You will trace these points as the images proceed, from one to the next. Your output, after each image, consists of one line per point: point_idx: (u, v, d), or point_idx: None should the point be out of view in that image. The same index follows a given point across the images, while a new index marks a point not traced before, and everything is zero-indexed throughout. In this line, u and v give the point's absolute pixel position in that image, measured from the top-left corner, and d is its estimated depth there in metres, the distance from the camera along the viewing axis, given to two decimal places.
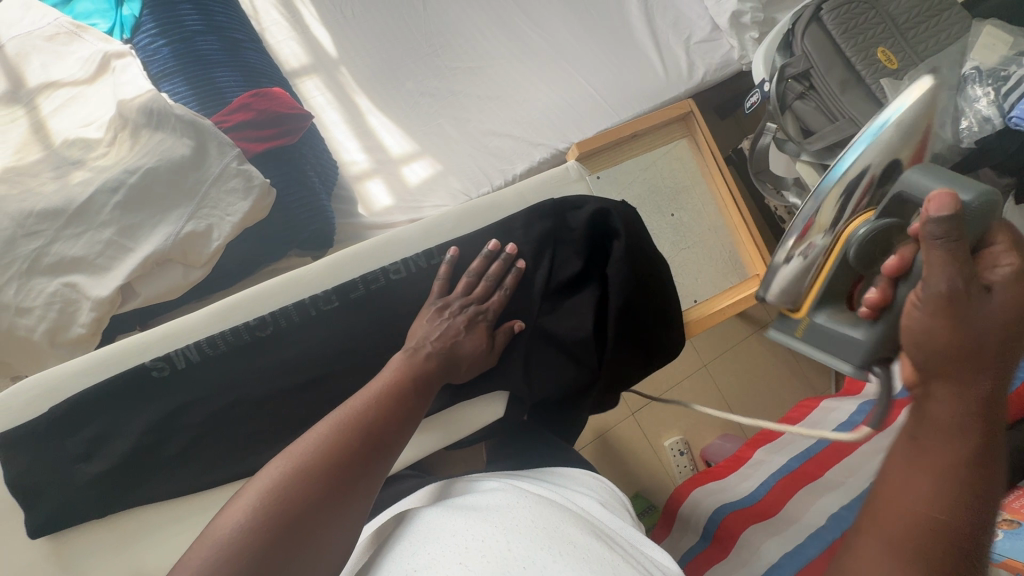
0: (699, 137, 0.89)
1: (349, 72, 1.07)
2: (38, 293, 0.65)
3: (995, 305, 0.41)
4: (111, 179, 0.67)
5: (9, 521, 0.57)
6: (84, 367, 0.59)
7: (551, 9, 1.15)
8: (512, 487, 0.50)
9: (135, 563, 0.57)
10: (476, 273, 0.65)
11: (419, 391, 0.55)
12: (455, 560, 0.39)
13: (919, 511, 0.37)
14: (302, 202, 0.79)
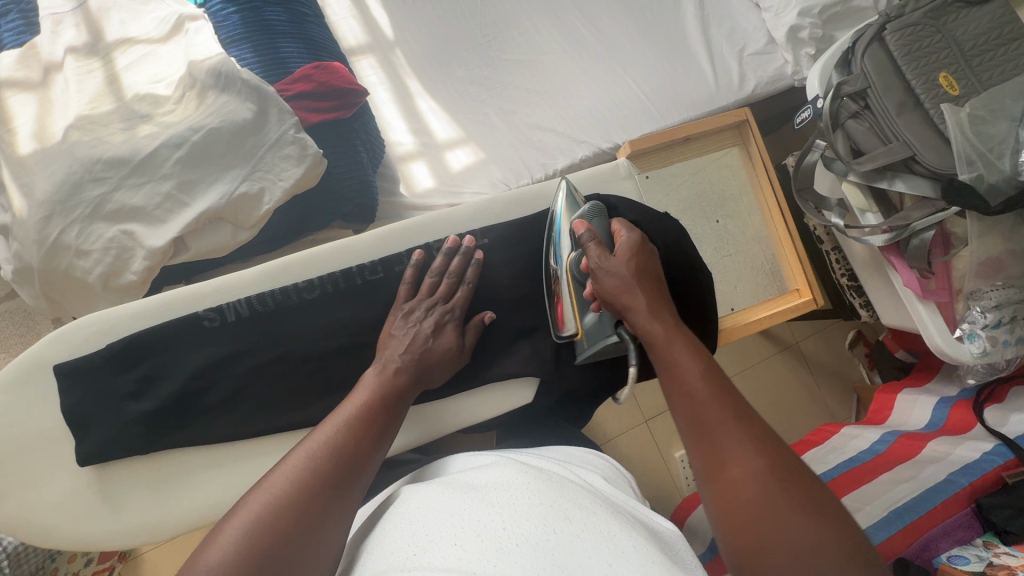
0: (752, 145, 0.89)
1: (403, 54, 1.09)
2: (97, 237, 0.68)
3: (633, 253, 0.56)
4: (175, 135, 0.69)
5: (54, 450, 0.60)
6: (139, 312, 0.61)
7: (607, 8, 1.15)
8: (510, 462, 0.50)
9: (171, 500, 0.60)
10: (438, 272, 0.66)
11: (387, 412, 0.55)
12: (450, 541, 0.38)
13: (726, 454, 0.42)
14: (350, 175, 0.81)
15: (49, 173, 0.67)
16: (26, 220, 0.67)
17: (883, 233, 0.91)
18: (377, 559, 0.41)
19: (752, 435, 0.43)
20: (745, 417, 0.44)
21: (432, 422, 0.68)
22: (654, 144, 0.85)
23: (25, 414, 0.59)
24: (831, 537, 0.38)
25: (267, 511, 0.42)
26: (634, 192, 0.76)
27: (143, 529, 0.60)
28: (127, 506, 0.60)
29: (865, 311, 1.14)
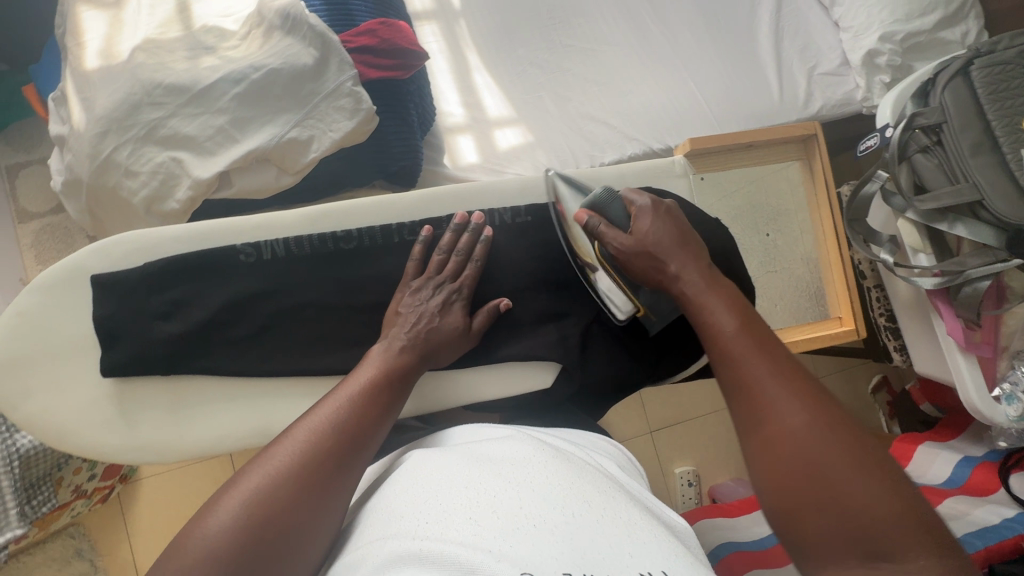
0: (816, 162, 0.95)
1: (466, 25, 1.07)
2: (147, 160, 0.69)
3: (653, 222, 0.57)
4: (236, 71, 0.70)
5: (79, 358, 0.61)
6: (180, 237, 0.62)
7: (680, 7, 1.12)
8: (525, 438, 0.49)
9: (184, 425, 0.61)
10: (445, 249, 0.65)
11: (392, 386, 0.55)
12: (465, 515, 0.38)
13: (771, 411, 0.45)
14: (399, 137, 0.80)
15: (111, 91, 0.68)
16: (83, 134, 0.69)
17: (934, 276, 0.87)
18: (386, 520, 0.41)
19: (800, 392, 0.45)
20: (789, 374, 0.46)
21: (449, 393, 0.68)
22: (718, 146, 0.90)
23: (58, 320, 0.60)
24: (880, 483, 0.40)
25: (265, 498, 0.42)
26: (684, 191, 0.73)
27: (154, 450, 0.61)
28: (142, 424, 0.61)
29: (897, 355, 1.10)
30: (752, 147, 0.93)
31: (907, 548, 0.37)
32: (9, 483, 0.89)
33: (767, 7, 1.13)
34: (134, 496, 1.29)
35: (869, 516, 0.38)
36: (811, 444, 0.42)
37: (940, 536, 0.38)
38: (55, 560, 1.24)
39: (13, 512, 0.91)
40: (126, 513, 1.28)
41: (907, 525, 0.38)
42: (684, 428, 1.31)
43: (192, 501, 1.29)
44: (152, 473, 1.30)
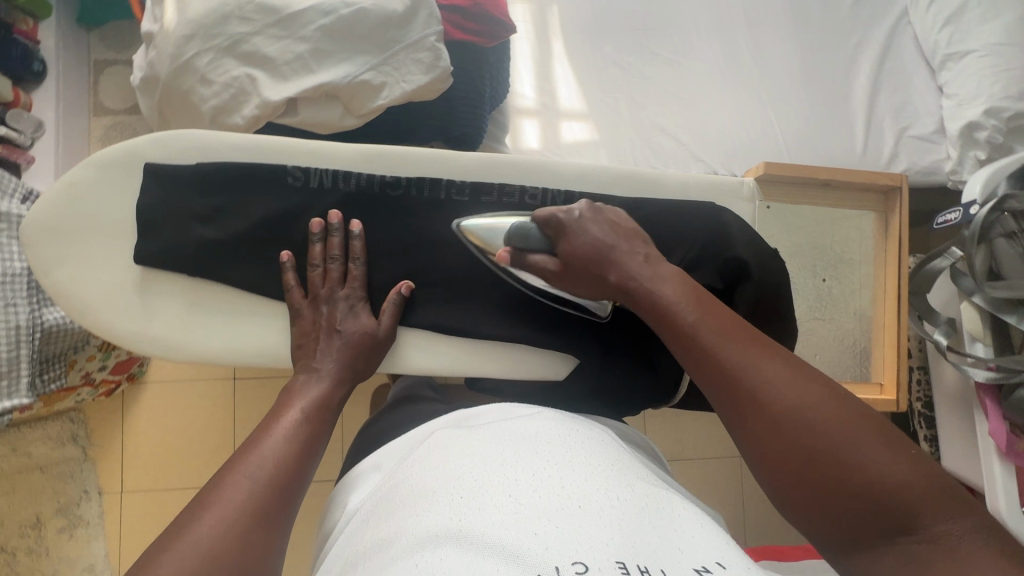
0: (895, 216, 0.90)
1: (559, 12, 1.05)
2: (223, 71, 0.70)
3: (578, 237, 0.58)
4: (326, 3, 0.70)
5: (115, 242, 0.62)
6: (237, 147, 0.63)
7: (779, 39, 1.08)
8: (558, 421, 0.52)
9: (202, 329, 0.63)
10: (320, 261, 0.63)
11: (314, 414, 0.55)
12: (506, 492, 0.40)
13: (763, 396, 0.44)
14: (468, 103, 0.80)
15: None
16: (170, 34, 0.70)
17: (987, 369, 0.82)
18: (417, 496, 0.43)
19: (784, 370, 0.44)
20: (768, 354, 0.46)
21: (463, 361, 0.68)
22: (796, 178, 0.85)
23: (104, 200, 0.62)
24: (888, 449, 0.41)
25: (206, 561, 0.39)
26: (744, 216, 0.70)
27: (167, 344, 0.63)
28: (161, 317, 0.63)
29: (925, 444, 1.04)
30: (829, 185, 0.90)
31: (926, 508, 0.39)
32: (26, 355, 0.90)
33: (870, 57, 1.08)
34: (136, 396, 1.32)
35: (887, 490, 0.39)
36: (813, 419, 0.42)
37: (945, 484, 0.40)
38: (50, 439, 1.28)
39: (24, 381, 0.91)
40: (124, 411, 1.32)
41: (915, 477, 0.40)
42: (681, 464, 1.27)
43: (190, 414, 1.33)
44: (157, 379, 1.33)
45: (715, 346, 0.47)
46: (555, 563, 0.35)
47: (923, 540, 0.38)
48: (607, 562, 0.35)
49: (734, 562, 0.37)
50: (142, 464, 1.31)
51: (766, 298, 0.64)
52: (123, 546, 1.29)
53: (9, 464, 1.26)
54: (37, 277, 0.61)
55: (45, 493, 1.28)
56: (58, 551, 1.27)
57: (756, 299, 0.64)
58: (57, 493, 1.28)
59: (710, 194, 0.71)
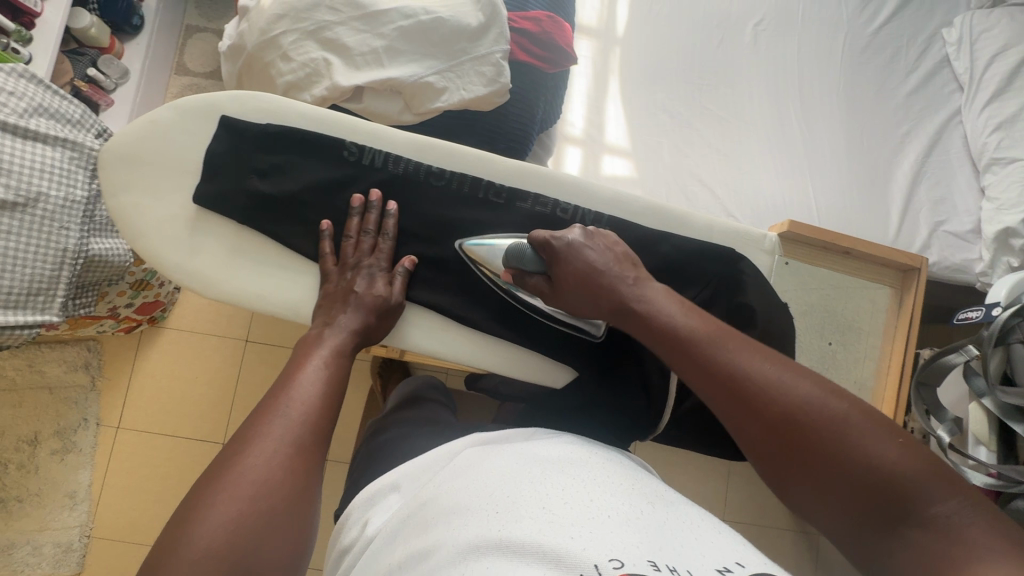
0: (910, 295, 0.90)
1: (621, 54, 1.10)
2: (304, 52, 0.76)
3: (568, 260, 0.62)
4: (409, 8, 0.75)
5: (177, 180, 0.67)
6: (302, 115, 0.69)
7: (829, 115, 1.11)
8: (575, 442, 0.54)
9: (234, 271, 0.67)
10: (354, 233, 0.68)
11: (332, 360, 0.59)
12: (539, 505, 0.42)
13: (758, 399, 0.47)
14: (520, 121, 0.84)
15: None
16: (264, 10, 0.77)
17: (989, 475, 0.82)
18: (444, 512, 0.44)
19: (772, 368, 0.48)
20: (754, 354, 0.49)
21: (466, 349, 0.71)
22: (817, 239, 0.87)
23: (175, 141, 0.67)
24: (885, 436, 0.43)
25: (258, 489, 0.44)
26: (761, 268, 0.72)
27: (200, 279, 0.67)
28: (201, 254, 0.67)
29: None
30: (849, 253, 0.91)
31: (925, 489, 0.40)
32: (66, 276, 0.96)
33: (916, 149, 1.10)
34: (153, 339, 1.38)
35: (882, 472, 0.41)
36: (808, 413, 0.45)
37: (944, 465, 0.42)
38: (66, 362, 1.34)
39: (57, 301, 0.97)
40: (138, 351, 1.37)
41: (911, 457, 0.42)
42: None
43: (199, 367, 1.38)
44: (176, 326, 1.39)
45: (711, 353, 0.51)
46: (594, 561, 0.37)
47: (928, 527, 0.39)
48: (640, 559, 0.38)
49: (753, 558, 0.40)
50: (143, 405, 1.35)
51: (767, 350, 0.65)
52: (107, 480, 1.32)
53: (23, 377, 1.33)
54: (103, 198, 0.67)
55: (47, 414, 1.33)
56: (46, 472, 1.31)
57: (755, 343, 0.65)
58: (58, 416, 1.33)
59: (735, 245, 0.73)
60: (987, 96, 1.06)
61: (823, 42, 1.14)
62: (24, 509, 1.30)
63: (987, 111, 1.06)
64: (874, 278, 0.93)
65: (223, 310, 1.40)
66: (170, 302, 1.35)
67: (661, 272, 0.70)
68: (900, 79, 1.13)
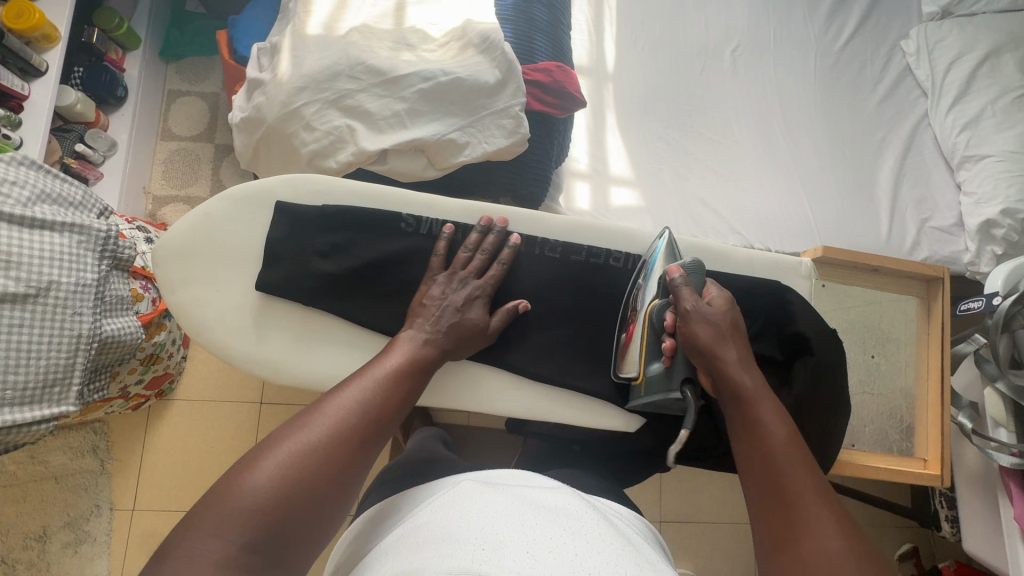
0: (938, 304, 0.91)
1: (614, 89, 1.14)
2: (327, 120, 0.77)
3: (713, 318, 0.64)
4: (427, 70, 0.78)
5: (240, 270, 0.73)
6: (361, 195, 0.75)
7: (812, 129, 1.18)
8: (575, 504, 0.60)
9: (305, 349, 0.72)
10: (473, 247, 0.74)
11: (404, 372, 0.62)
12: (523, 549, 0.50)
13: (808, 519, 0.50)
14: (539, 167, 0.88)
15: (320, 56, 0.77)
16: (283, 83, 0.78)
17: (1011, 455, 0.85)
18: (439, 539, 0.53)
19: (836, 516, 0.50)
20: (826, 499, 0.52)
21: (537, 406, 0.76)
22: (845, 261, 0.89)
23: (235, 232, 0.73)
24: None
25: (282, 481, 0.47)
26: (801, 292, 0.76)
27: (272, 365, 0.71)
28: (269, 342, 0.72)
29: (947, 525, 1.06)
30: (879, 271, 0.92)
31: None
32: (82, 362, 0.91)
33: (894, 153, 1.17)
34: (162, 413, 1.33)
35: None
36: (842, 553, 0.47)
37: None
38: (71, 448, 1.28)
39: (73, 390, 0.91)
40: (148, 426, 1.32)
41: None
42: (694, 527, 1.31)
43: (214, 436, 1.33)
44: (185, 397, 1.35)
45: (789, 463, 0.55)
46: None
47: None
48: None
49: None
50: (157, 483, 1.30)
51: (823, 377, 0.69)
52: (125, 568, 1.25)
53: (26, 470, 1.26)
54: (163, 293, 0.70)
55: (56, 505, 1.26)
56: (60, 568, 1.24)
57: (813, 375, 0.68)
58: (67, 506, 1.26)
59: (774, 275, 0.76)
60: (951, 100, 1.15)
61: (797, 61, 1.22)
62: None
63: (952, 113, 1.15)
64: (901, 291, 0.94)
65: (233, 374, 1.37)
66: (177, 371, 1.31)
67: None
68: (870, 90, 1.22)
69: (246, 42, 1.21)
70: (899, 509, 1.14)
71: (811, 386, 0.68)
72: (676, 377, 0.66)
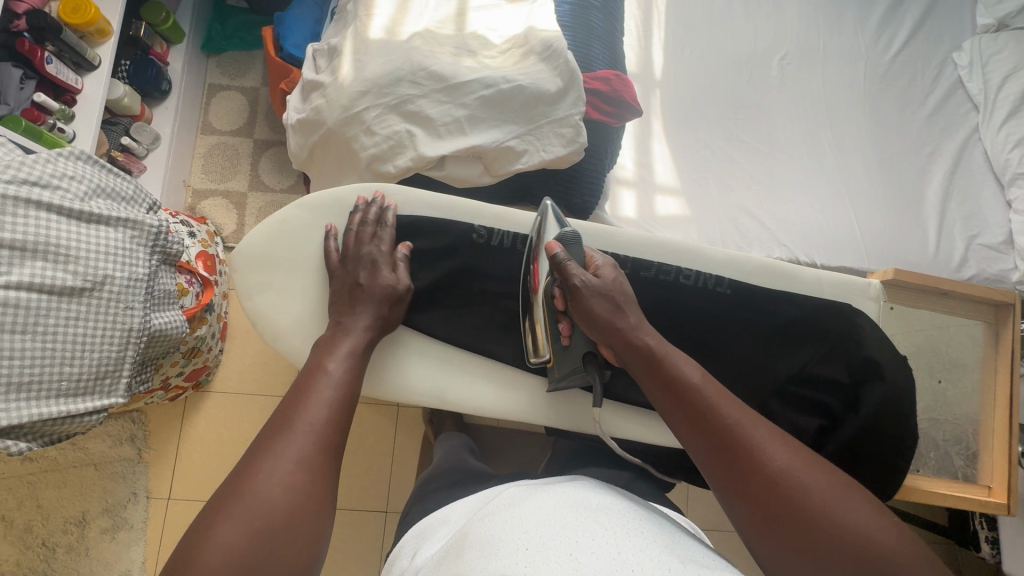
0: (1007, 333, 0.91)
1: (661, 95, 1.13)
2: (387, 125, 0.77)
3: (608, 287, 0.65)
4: (489, 77, 0.77)
5: (315, 279, 0.76)
6: (436, 207, 0.79)
7: (859, 139, 1.16)
8: (619, 506, 0.61)
9: (385, 360, 0.75)
10: (356, 225, 0.74)
11: (348, 366, 0.63)
12: (566, 551, 0.50)
13: (753, 460, 0.53)
14: (592, 176, 0.88)
15: (383, 61, 0.77)
16: (344, 87, 0.78)
17: None
18: (477, 549, 0.53)
19: (768, 434, 0.55)
20: (754, 419, 0.56)
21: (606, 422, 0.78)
22: (915, 286, 0.89)
23: (309, 242, 0.76)
24: (855, 502, 0.51)
25: (273, 511, 0.47)
26: (870, 315, 0.75)
27: None
28: None
29: (986, 546, 1.06)
30: (947, 296, 0.92)
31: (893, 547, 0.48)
32: (131, 357, 0.90)
33: (943, 167, 1.16)
34: (198, 404, 1.35)
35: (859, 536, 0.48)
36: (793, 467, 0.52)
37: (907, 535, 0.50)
38: (110, 436, 1.31)
39: (123, 382, 0.90)
40: (185, 417, 1.34)
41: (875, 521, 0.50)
42: (722, 536, 1.31)
43: (248, 429, 1.35)
44: (220, 390, 1.37)
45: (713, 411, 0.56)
46: None
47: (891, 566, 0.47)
48: None
49: None
50: (193, 473, 1.32)
51: (891, 404, 0.69)
52: (160, 556, 1.27)
53: (67, 455, 1.29)
54: (245, 299, 0.75)
55: (95, 491, 1.29)
56: (98, 553, 1.26)
57: (881, 402, 0.69)
58: (106, 493, 1.29)
59: (840, 297, 0.75)
60: (1004, 114, 1.13)
61: (846, 71, 1.20)
62: None
63: (1004, 129, 1.13)
64: (968, 316, 0.93)
65: (267, 368, 1.38)
66: (214, 364, 1.33)
67: (780, 330, 0.73)
68: (919, 103, 1.20)
69: (294, 40, 1.21)
70: (935, 526, 1.14)
71: (880, 410, 0.68)
72: (579, 355, 0.70)
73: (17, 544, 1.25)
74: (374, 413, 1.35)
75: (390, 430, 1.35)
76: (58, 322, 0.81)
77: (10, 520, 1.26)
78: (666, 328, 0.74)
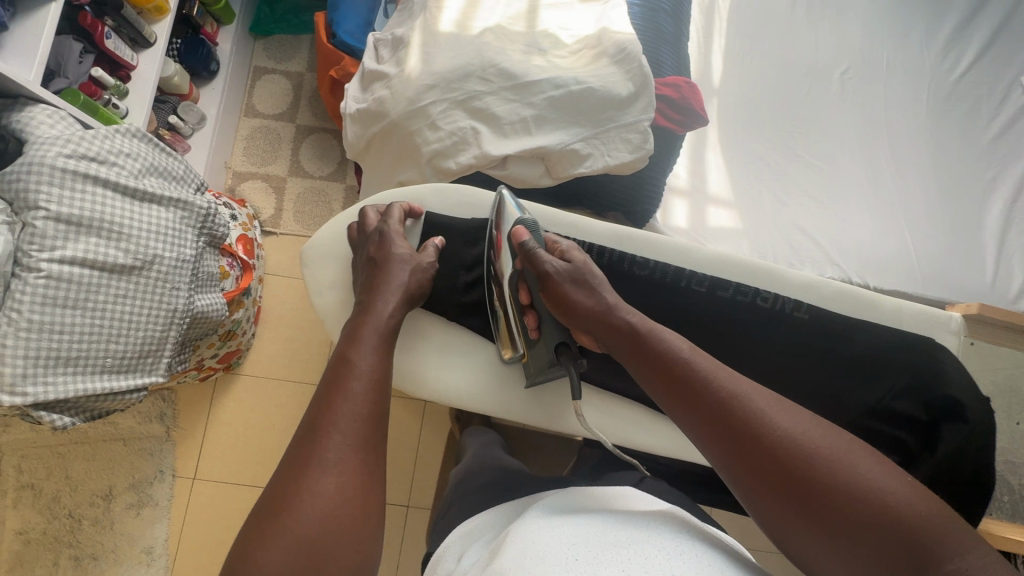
0: None
1: (718, 104, 1.11)
2: (452, 121, 0.75)
3: (578, 267, 0.64)
4: (559, 78, 0.76)
5: None
6: None
7: (919, 160, 1.13)
8: (669, 522, 0.58)
9: (450, 365, 0.75)
10: (374, 212, 0.74)
11: (382, 351, 0.59)
12: (619, 566, 0.48)
13: (750, 432, 0.49)
14: (653, 184, 0.86)
15: (453, 55, 0.76)
16: (411, 80, 0.77)
17: None
18: (522, 551, 0.51)
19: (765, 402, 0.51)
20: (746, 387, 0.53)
21: (669, 441, 0.77)
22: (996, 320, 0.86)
23: None
24: (870, 468, 0.46)
25: (318, 521, 0.45)
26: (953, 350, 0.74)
27: (414, 378, 0.74)
28: (410, 350, 0.75)
29: None
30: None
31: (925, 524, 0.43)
32: (174, 336, 0.89)
33: (1004, 194, 1.12)
34: (228, 386, 1.36)
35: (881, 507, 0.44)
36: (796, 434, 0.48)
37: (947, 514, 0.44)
38: (140, 413, 1.31)
39: (164, 361, 0.89)
40: (214, 398, 1.35)
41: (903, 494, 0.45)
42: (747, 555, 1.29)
43: (275, 414, 1.35)
44: (250, 373, 1.37)
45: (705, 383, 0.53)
46: None
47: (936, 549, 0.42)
48: None
49: None
50: (219, 455, 1.32)
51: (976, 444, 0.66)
52: (183, 534, 1.28)
53: (97, 429, 1.30)
54: (313, 291, 0.76)
55: (122, 465, 1.30)
56: (123, 527, 1.27)
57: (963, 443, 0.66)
58: (134, 468, 1.30)
59: (920, 329, 0.75)
60: None
61: (909, 88, 1.17)
62: (100, 567, 1.25)
63: None
64: None
65: (297, 355, 1.38)
66: (246, 347, 1.33)
67: (858, 360, 0.73)
68: (984, 126, 1.16)
69: (347, 27, 1.20)
70: None
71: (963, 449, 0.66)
72: (552, 345, 0.67)
73: (44, 513, 1.26)
74: (402, 408, 1.35)
75: (416, 425, 1.34)
76: (107, 298, 0.80)
77: (38, 489, 1.27)
78: (737, 349, 0.74)
